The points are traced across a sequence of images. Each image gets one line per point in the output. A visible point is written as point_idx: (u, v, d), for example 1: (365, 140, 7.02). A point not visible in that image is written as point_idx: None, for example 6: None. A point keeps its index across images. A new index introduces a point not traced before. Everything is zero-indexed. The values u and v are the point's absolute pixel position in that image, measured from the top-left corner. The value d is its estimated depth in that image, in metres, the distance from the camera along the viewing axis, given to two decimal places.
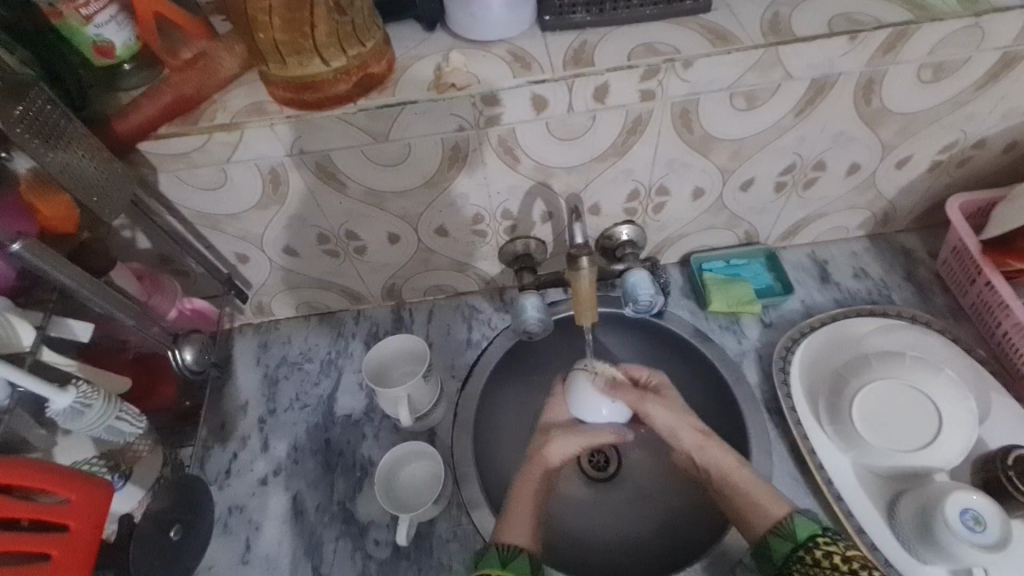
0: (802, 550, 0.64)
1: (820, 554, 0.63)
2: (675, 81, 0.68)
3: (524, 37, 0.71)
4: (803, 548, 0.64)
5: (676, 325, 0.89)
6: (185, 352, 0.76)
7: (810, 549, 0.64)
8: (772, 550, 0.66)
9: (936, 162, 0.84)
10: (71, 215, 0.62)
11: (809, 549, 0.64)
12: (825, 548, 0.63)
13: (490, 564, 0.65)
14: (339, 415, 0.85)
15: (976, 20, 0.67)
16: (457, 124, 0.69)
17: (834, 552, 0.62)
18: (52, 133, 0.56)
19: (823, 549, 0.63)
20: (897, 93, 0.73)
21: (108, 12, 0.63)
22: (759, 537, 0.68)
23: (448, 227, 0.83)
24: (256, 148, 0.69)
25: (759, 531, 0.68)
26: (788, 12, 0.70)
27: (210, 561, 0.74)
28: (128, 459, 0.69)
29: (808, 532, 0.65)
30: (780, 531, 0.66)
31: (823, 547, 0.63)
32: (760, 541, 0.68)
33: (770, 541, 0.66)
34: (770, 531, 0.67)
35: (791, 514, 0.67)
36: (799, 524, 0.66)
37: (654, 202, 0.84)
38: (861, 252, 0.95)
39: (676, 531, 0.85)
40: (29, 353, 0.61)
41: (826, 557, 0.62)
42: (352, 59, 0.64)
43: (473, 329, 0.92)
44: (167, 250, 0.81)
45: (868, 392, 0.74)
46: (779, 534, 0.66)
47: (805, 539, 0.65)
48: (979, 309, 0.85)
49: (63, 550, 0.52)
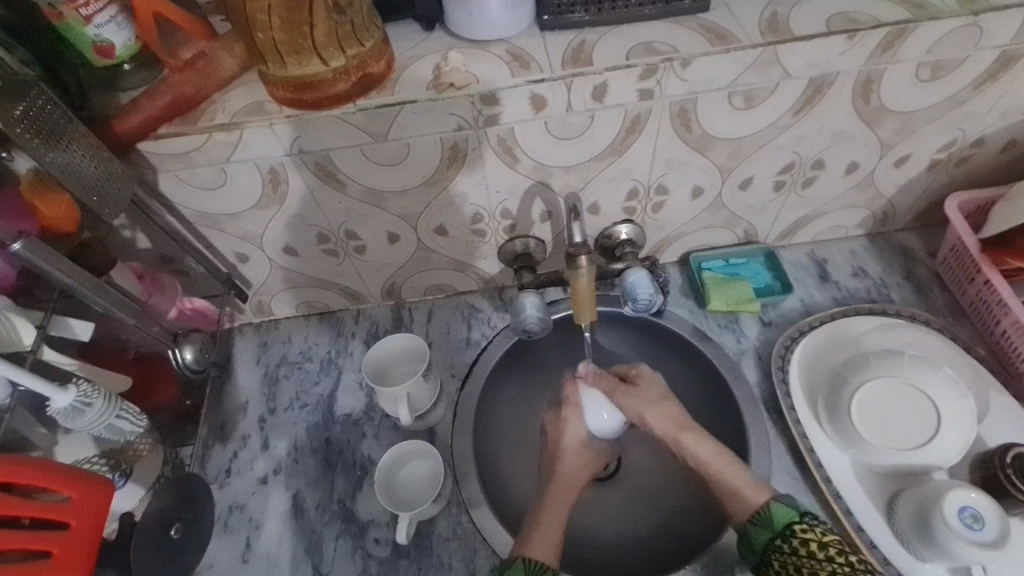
0: (780, 539, 0.63)
1: (798, 542, 0.62)
2: (674, 80, 0.68)
3: (523, 36, 0.71)
4: (781, 537, 0.63)
5: (676, 324, 0.89)
6: (186, 351, 0.76)
7: (788, 538, 0.63)
8: (754, 540, 0.65)
9: (935, 160, 0.84)
10: (71, 214, 0.62)
11: (787, 538, 0.63)
12: (803, 536, 0.62)
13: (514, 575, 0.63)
14: (339, 415, 0.85)
15: (974, 19, 0.67)
16: (456, 123, 0.69)
17: (812, 539, 0.61)
18: (53, 135, 0.57)
19: (800, 537, 0.62)
20: (896, 91, 0.73)
21: (108, 11, 0.63)
22: (741, 526, 0.67)
23: (448, 226, 0.83)
24: (255, 147, 0.69)
25: (740, 519, 0.67)
26: (787, 10, 0.70)
27: (210, 560, 0.75)
28: (129, 458, 0.69)
29: (785, 520, 0.64)
30: (759, 520, 0.65)
31: (800, 535, 0.62)
32: (741, 529, 0.67)
33: (750, 530, 0.66)
34: (749, 520, 0.66)
35: (768, 502, 0.66)
36: (776, 511, 0.64)
37: (653, 202, 0.84)
38: (860, 251, 0.95)
39: (676, 530, 0.85)
40: (30, 352, 0.61)
41: (804, 546, 0.61)
42: (351, 58, 0.64)
43: (473, 328, 0.93)
44: (167, 250, 0.81)
45: (867, 391, 0.74)
46: (758, 523, 0.65)
47: (783, 527, 0.63)
48: (977, 307, 0.85)
49: (64, 547, 0.52)
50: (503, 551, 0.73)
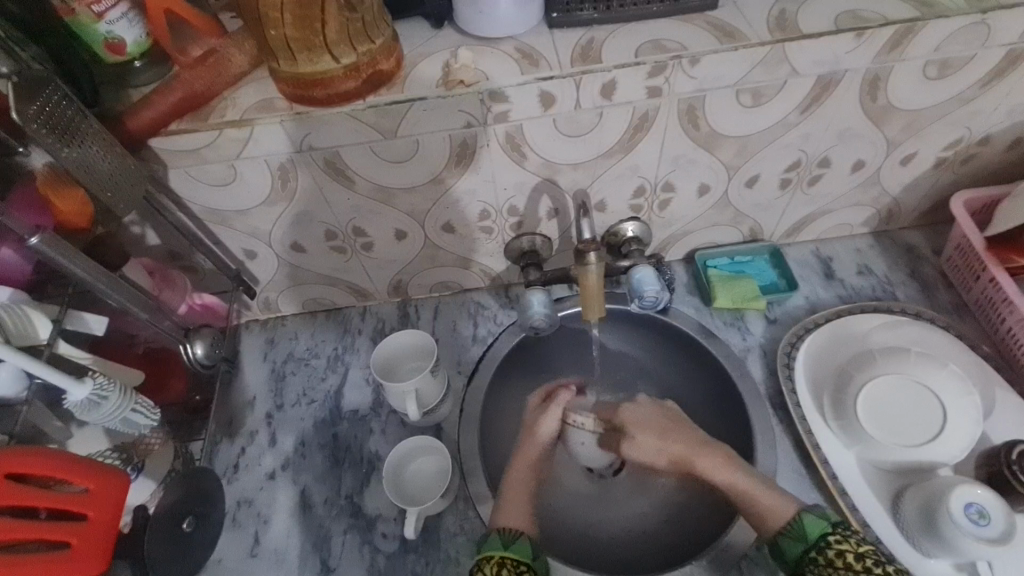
0: (814, 551, 0.64)
1: (834, 553, 0.63)
2: (682, 77, 0.68)
3: (532, 34, 0.72)
4: (815, 548, 0.64)
5: (681, 321, 0.89)
6: (196, 346, 0.78)
7: (823, 549, 0.63)
8: (784, 552, 0.66)
9: (941, 158, 0.84)
10: (86, 209, 0.63)
11: (822, 549, 0.63)
12: (838, 548, 0.63)
13: (493, 547, 0.66)
14: (346, 411, 0.86)
15: (982, 17, 0.68)
16: (465, 120, 0.69)
17: (848, 551, 0.62)
18: (69, 132, 0.57)
19: (836, 548, 0.63)
20: (902, 89, 0.74)
21: (119, 8, 0.63)
22: (770, 538, 0.68)
23: (455, 223, 0.83)
24: (266, 143, 0.69)
25: (768, 535, 0.68)
26: (795, 9, 0.70)
27: (220, 555, 0.75)
28: (141, 453, 0.70)
29: (819, 532, 0.65)
30: (790, 533, 0.66)
31: (836, 546, 0.63)
32: (771, 540, 0.68)
33: (781, 543, 0.66)
34: (780, 532, 0.67)
35: (799, 514, 0.66)
36: (808, 523, 0.65)
37: (660, 199, 0.84)
38: (866, 248, 0.95)
39: (677, 524, 0.86)
40: (47, 346, 0.62)
41: (840, 557, 0.62)
42: (362, 55, 0.65)
43: (479, 325, 0.93)
44: (176, 246, 0.82)
45: (873, 387, 0.75)
46: (789, 535, 0.66)
47: (816, 539, 0.64)
48: (982, 305, 0.85)
49: (82, 538, 0.53)
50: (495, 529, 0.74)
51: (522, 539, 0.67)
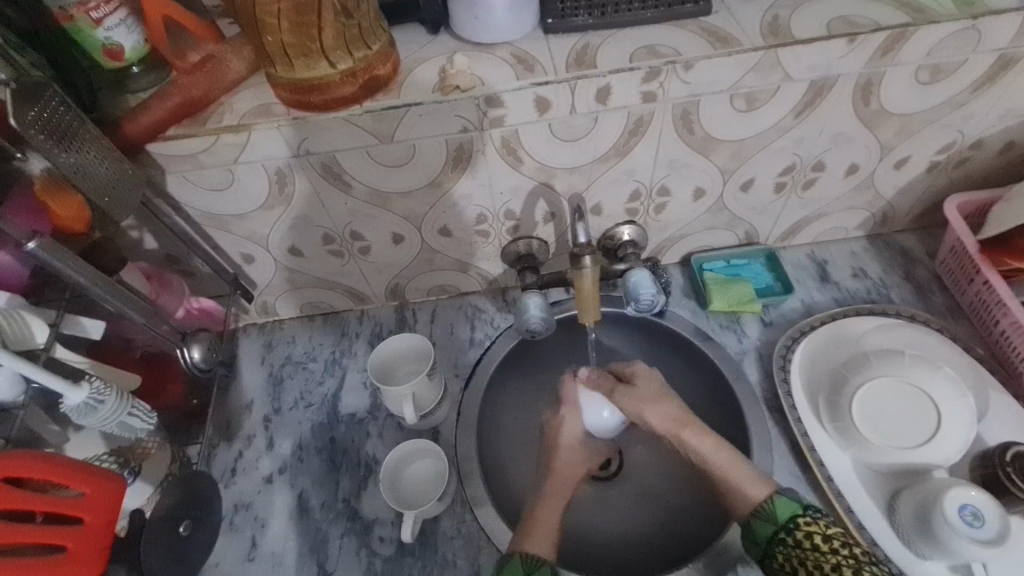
0: (784, 532, 0.65)
1: (801, 535, 0.64)
2: (676, 82, 0.69)
3: (527, 39, 0.72)
4: (784, 530, 0.65)
5: (677, 325, 0.90)
6: (193, 350, 0.78)
7: (792, 531, 0.65)
8: (756, 533, 0.67)
9: (935, 162, 0.85)
10: (83, 215, 0.64)
11: (791, 531, 0.65)
12: (806, 529, 0.64)
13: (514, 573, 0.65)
14: (344, 414, 0.86)
15: (973, 22, 0.68)
16: (461, 125, 0.70)
17: (815, 532, 0.63)
18: (65, 135, 0.57)
19: (804, 530, 0.64)
20: (895, 94, 0.74)
21: (117, 14, 0.64)
22: (743, 520, 0.70)
23: (452, 227, 0.84)
24: (262, 148, 0.70)
25: (743, 516, 0.70)
26: (788, 14, 0.71)
27: (217, 558, 0.75)
28: (138, 456, 0.70)
29: (789, 514, 0.66)
30: (762, 514, 0.68)
31: (805, 528, 0.64)
32: (744, 525, 0.69)
33: (753, 523, 0.68)
34: (753, 515, 0.68)
35: (771, 496, 0.68)
36: (780, 505, 0.67)
37: (655, 203, 0.84)
38: (860, 251, 0.96)
39: (653, 544, 0.85)
40: (43, 350, 0.63)
41: (808, 538, 0.63)
42: (358, 61, 0.65)
43: (476, 329, 0.93)
44: (173, 250, 0.82)
45: (868, 390, 0.75)
46: (760, 516, 0.67)
47: (786, 520, 0.66)
48: (976, 307, 0.86)
49: (78, 543, 0.53)
50: (498, 539, 0.74)
51: (543, 568, 0.66)
